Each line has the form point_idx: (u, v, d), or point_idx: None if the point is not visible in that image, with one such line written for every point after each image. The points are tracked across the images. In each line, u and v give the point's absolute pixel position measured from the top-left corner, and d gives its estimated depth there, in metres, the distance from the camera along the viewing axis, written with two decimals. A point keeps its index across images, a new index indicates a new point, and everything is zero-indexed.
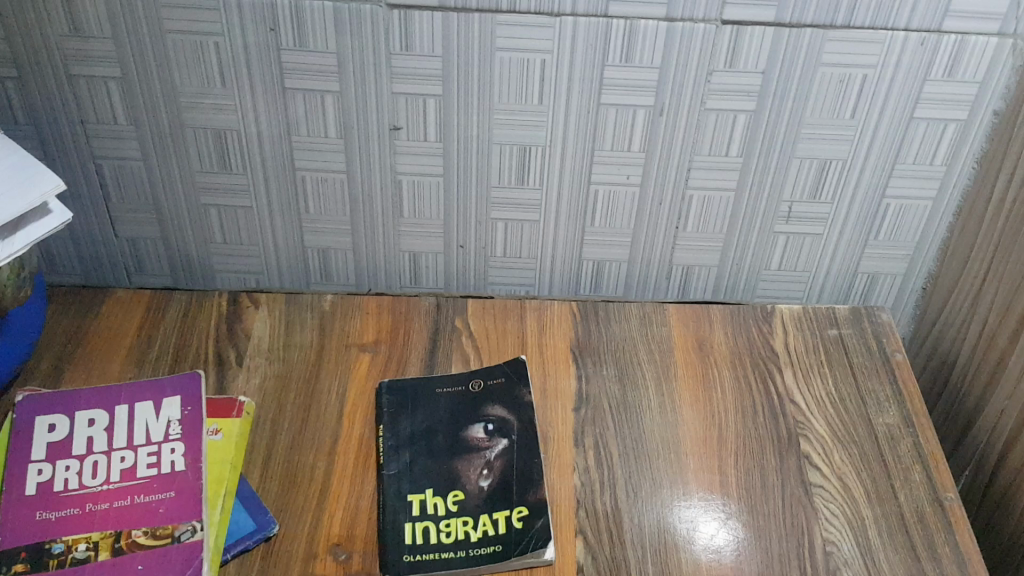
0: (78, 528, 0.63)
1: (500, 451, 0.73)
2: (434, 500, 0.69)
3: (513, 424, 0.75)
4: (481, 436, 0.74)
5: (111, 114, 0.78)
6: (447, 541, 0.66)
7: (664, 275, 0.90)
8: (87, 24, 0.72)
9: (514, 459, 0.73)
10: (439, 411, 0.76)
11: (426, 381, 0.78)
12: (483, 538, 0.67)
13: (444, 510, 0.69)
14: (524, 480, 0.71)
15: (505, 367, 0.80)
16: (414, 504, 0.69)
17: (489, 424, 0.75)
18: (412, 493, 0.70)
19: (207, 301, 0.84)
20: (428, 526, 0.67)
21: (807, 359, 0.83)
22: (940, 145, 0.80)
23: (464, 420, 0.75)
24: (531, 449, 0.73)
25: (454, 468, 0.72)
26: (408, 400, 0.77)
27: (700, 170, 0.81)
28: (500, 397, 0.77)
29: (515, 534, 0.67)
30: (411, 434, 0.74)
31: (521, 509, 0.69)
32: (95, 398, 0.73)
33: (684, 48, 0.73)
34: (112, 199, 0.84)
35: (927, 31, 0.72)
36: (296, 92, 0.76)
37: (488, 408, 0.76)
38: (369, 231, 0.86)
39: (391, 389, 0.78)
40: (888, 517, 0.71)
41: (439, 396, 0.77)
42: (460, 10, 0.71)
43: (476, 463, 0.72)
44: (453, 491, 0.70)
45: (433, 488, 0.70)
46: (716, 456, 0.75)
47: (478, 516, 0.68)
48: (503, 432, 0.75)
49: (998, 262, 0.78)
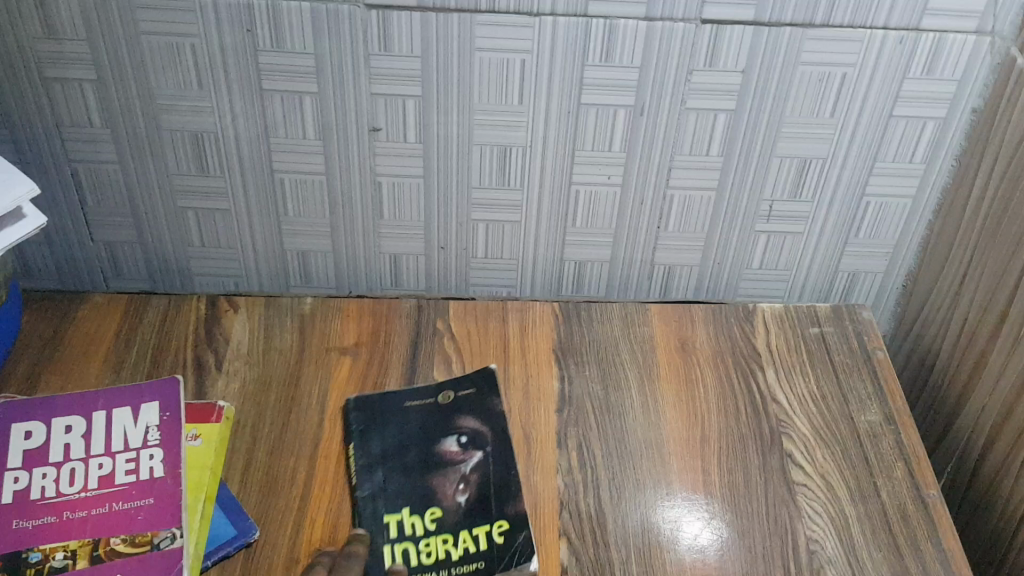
0: (55, 536, 0.62)
1: (475, 465, 0.72)
2: (410, 519, 0.68)
3: (487, 436, 0.74)
4: (455, 450, 0.73)
5: (86, 117, 0.77)
6: (429, 563, 0.66)
7: (646, 275, 0.90)
8: (61, 26, 0.71)
9: (491, 471, 0.72)
10: (411, 425, 0.75)
11: (397, 395, 0.77)
12: (465, 556, 0.66)
13: (423, 529, 0.68)
14: (502, 494, 0.70)
15: (475, 378, 0.79)
16: (392, 525, 0.68)
17: (462, 436, 0.74)
18: (388, 513, 0.69)
19: (185, 305, 0.83)
20: (408, 548, 0.66)
21: (789, 358, 0.83)
22: (920, 144, 0.80)
23: (436, 433, 0.74)
24: (506, 463, 0.72)
25: (427, 485, 0.71)
26: (379, 414, 0.75)
27: (680, 170, 0.81)
28: (472, 409, 0.76)
29: (496, 550, 0.66)
30: (385, 451, 0.73)
31: (500, 523, 0.68)
32: (72, 403, 0.71)
33: (664, 48, 0.73)
34: (88, 203, 0.83)
35: (906, 29, 0.72)
36: (274, 94, 0.75)
37: (460, 420, 0.75)
38: (349, 234, 0.86)
39: (360, 404, 0.76)
40: (871, 515, 0.71)
41: (410, 409, 0.76)
42: (439, 10, 0.70)
43: (452, 479, 0.71)
44: (430, 509, 0.69)
45: (409, 506, 0.69)
46: (699, 456, 0.75)
47: (458, 533, 0.67)
48: (478, 445, 0.74)
49: (976, 261, 0.79)
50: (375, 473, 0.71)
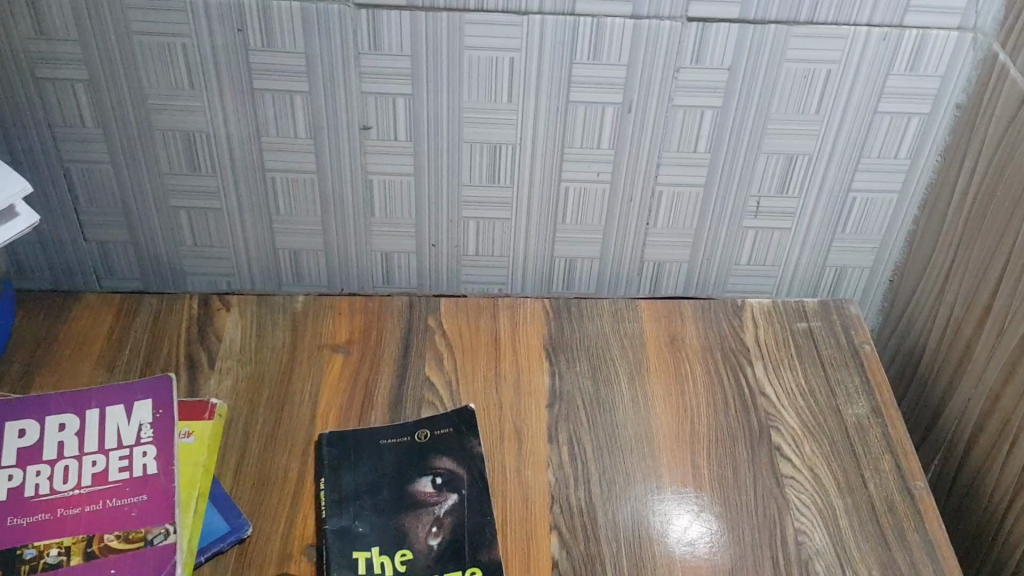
0: (49, 532, 0.63)
1: (450, 508, 0.69)
2: (380, 559, 0.65)
3: (462, 477, 0.71)
4: (429, 491, 0.70)
5: (79, 117, 0.77)
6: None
7: (636, 271, 0.91)
8: (53, 27, 0.72)
9: (465, 517, 0.69)
10: (384, 464, 0.72)
11: (372, 433, 0.74)
12: None
13: (391, 571, 0.65)
14: (477, 535, 0.67)
15: (457, 416, 0.76)
16: (360, 563, 0.65)
17: (438, 477, 0.71)
18: (357, 550, 0.66)
19: (178, 304, 0.84)
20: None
21: (777, 352, 0.84)
22: (905, 138, 0.81)
23: (411, 471, 0.71)
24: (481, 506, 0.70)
25: (397, 526, 0.68)
26: (352, 453, 0.72)
27: (668, 166, 0.82)
28: (449, 449, 0.73)
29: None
30: (354, 491, 0.70)
31: (473, 571, 0.65)
32: (65, 401, 0.72)
33: (650, 46, 0.73)
34: (80, 202, 0.83)
35: (889, 26, 0.73)
36: (265, 93, 0.76)
37: (436, 459, 0.72)
38: (340, 232, 0.86)
39: (333, 440, 0.73)
40: (859, 507, 0.72)
41: (384, 446, 0.73)
42: (428, 9, 0.71)
43: (424, 523, 0.68)
44: (401, 550, 0.66)
45: (380, 545, 0.66)
46: (689, 450, 0.76)
47: None
48: (455, 487, 0.70)
49: (961, 256, 0.79)
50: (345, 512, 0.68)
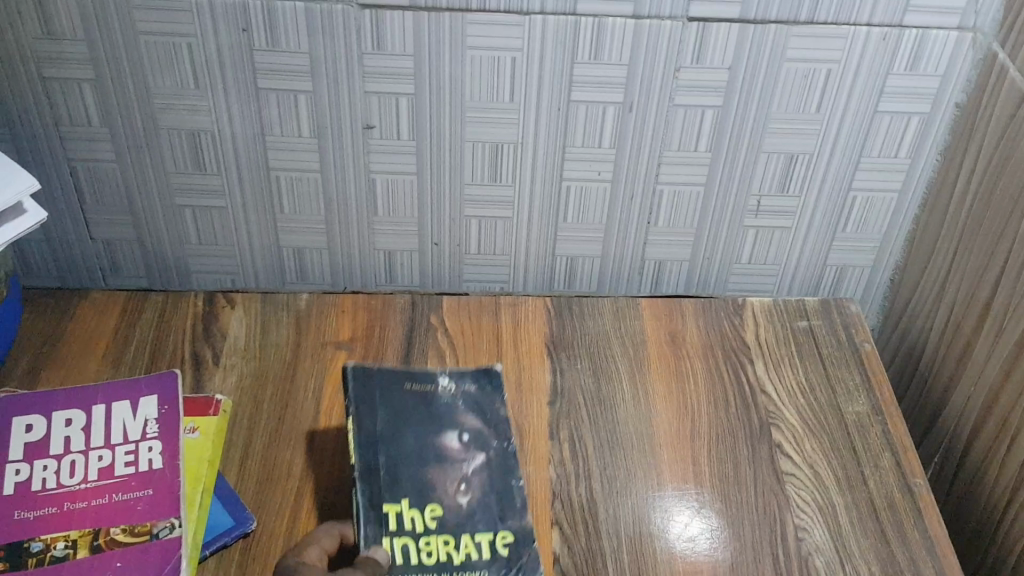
0: (56, 526, 0.64)
1: (476, 468, 0.69)
2: (410, 514, 0.65)
3: (489, 438, 0.71)
4: (456, 448, 0.69)
5: (85, 116, 0.78)
6: (429, 563, 0.63)
7: (637, 270, 0.91)
8: (60, 27, 0.72)
9: (490, 481, 0.69)
10: (408, 414, 0.70)
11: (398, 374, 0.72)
12: (468, 562, 0.63)
13: (422, 526, 0.65)
14: (501, 501, 0.68)
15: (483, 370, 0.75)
16: (390, 516, 0.64)
17: (464, 433, 0.71)
18: (387, 504, 0.65)
19: (183, 301, 0.84)
20: (408, 542, 0.63)
21: (777, 350, 0.84)
22: (905, 137, 0.81)
23: (436, 423, 0.70)
24: (508, 470, 0.70)
25: (425, 478, 0.67)
26: (374, 391, 0.71)
27: (669, 166, 0.82)
28: (475, 408, 0.73)
29: (501, 561, 0.64)
30: (377, 436, 0.68)
31: (504, 534, 0.66)
32: (72, 396, 0.72)
33: (651, 47, 0.74)
34: (86, 201, 0.84)
35: (889, 26, 0.74)
36: (270, 93, 0.77)
37: (463, 415, 0.72)
38: (344, 231, 0.87)
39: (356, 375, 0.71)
40: (858, 504, 0.73)
41: (409, 390, 0.72)
42: (431, 9, 0.72)
43: (454, 479, 0.68)
44: (430, 506, 0.66)
45: (409, 499, 0.66)
46: (689, 448, 0.76)
47: (460, 537, 0.65)
48: (482, 447, 0.70)
49: (961, 254, 0.80)
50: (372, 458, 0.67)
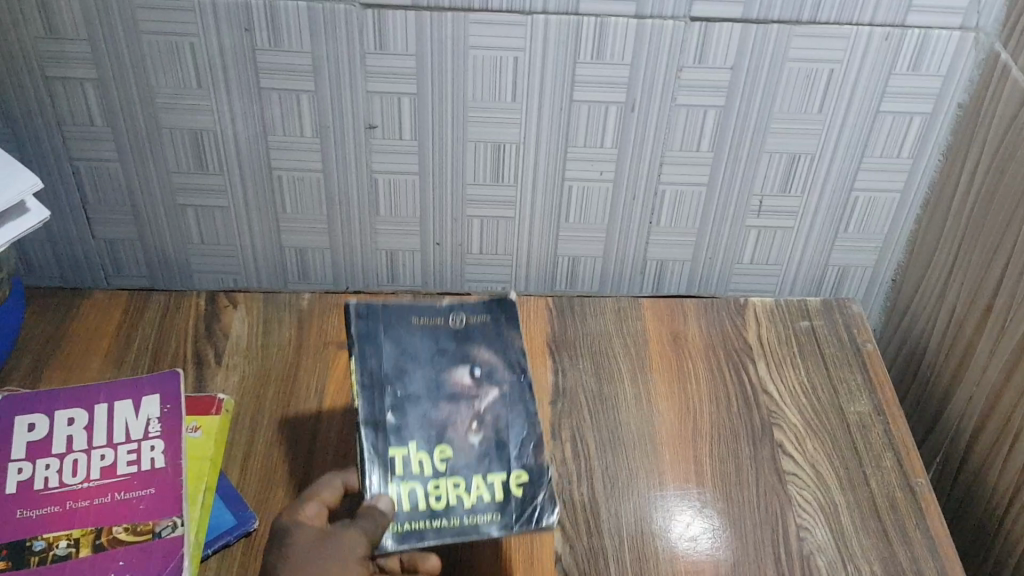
0: (58, 525, 0.64)
1: (490, 404, 0.64)
2: (417, 456, 0.61)
3: (503, 371, 0.66)
4: (467, 383, 0.64)
5: (87, 116, 0.78)
6: (438, 508, 0.60)
7: (639, 270, 0.91)
8: (62, 26, 0.72)
9: (508, 417, 0.64)
10: (414, 349, 0.65)
11: (396, 313, 0.66)
12: (480, 506, 0.61)
13: (431, 469, 0.61)
14: (518, 437, 0.64)
15: (493, 304, 0.68)
16: (396, 461, 0.61)
17: (477, 368, 0.65)
18: (392, 447, 0.61)
19: (185, 301, 0.84)
20: (414, 487, 0.61)
21: (779, 350, 0.84)
22: (907, 137, 0.81)
23: (446, 357, 0.65)
24: (526, 405, 0.65)
25: (433, 416, 0.63)
26: (374, 327, 0.65)
27: (671, 165, 0.82)
28: (489, 341, 0.67)
29: (514, 503, 0.61)
30: (382, 373, 0.63)
31: (520, 474, 0.62)
32: (74, 395, 0.72)
33: (654, 46, 0.74)
34: (89, 200, 0.84)
35: (891, 26, 0.74)
36: (272, 93, 0.77)
37: (475, 349, 0.66)
38: (346, 230, 0.87)
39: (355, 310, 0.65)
40: (860, 504, 0.73)
41: (412, 328, 0.66)
42: (434, 9, 0.72)
43: (465, 417, 0.63)
44: (440, 446, 0.62)
45: (417, 442, 0.62)
46: (692, 448, 0.76)
47: (472, 478, 0.61)
48: (497, 382, 0.65)
49: (963, 254, 0.80)
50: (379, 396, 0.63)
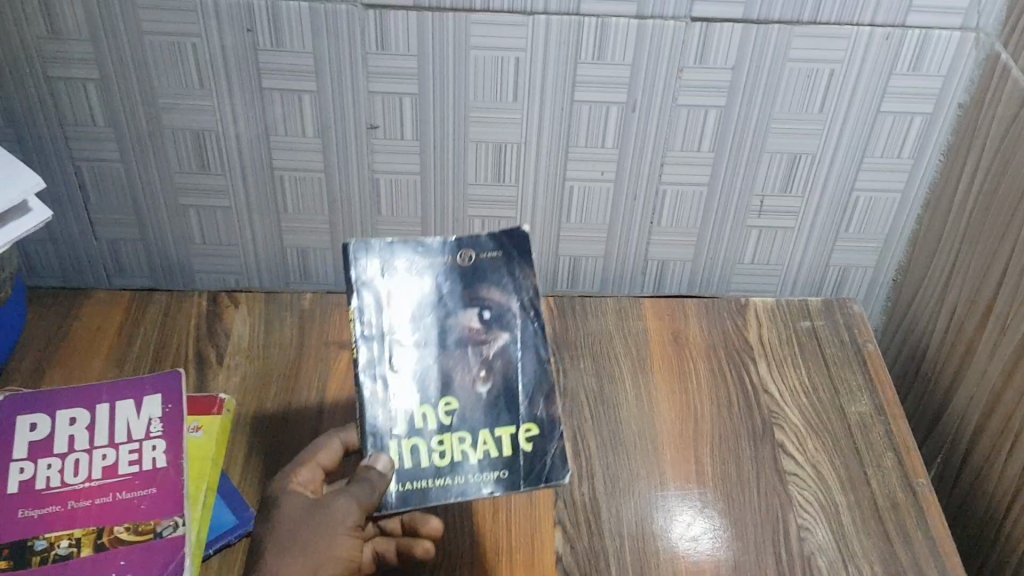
0: (60, 525, 0.64)
1: (499, 350, 0.64)
2: (420, 410, 0.63)
3: (514, 312, 0.65)
4: (476, 328, 0.64)
5: (90, 116, 0.78)
6: (442, 465, 0.62)
7: (640, 270, 0.91)
8: (65, 27, 0.73)
9: (518, 363, 0.65)
10: (420, 293, 0.64)
11: (401, 253, 0.65)
12: (486, 462, 0.62)
13: (434, 423, 0.63)
14: (526, 387, 0.64)
15: (502, 238, 0.66)
16: (398, 415, 0.63)
17: (485, 311, 0.65)
18: (393, 400, 0.63)
19: (187, 301, 0.85)
20: (417, 443, 0.62)
21: (780, 350, 0.84)
22: (907, 138, 0.81)
23: (454, 301, 0.64)
24: (537, 349, 0.65)
25: (438, 366, 0.64)
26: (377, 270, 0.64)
27: (673, 166, 0.82)
28: (499, 279, 0.65)
29: (520, 458, 0.63)
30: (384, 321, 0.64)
31: (529, 427, 0.63)
32: (76, 394, 0.72)
33: (655, 46, 0.74)
34: (91, 200, 0.84)
35: (891, 26, 0.74)
36: (274, 93, 0.77)
37: (485, 288, 0.65)
38: (347, 231, 0.87)
39: (359, 252, 0.64)
40: (861, 504, 0.73)
41: (417, 269, 0.65)
42: (435, 9, 0.72)
43: (472, 366, 0.64)
44: (446, 398, 0.63)
45: (419, 394, 0.63)
46: (693, 448, 0.76)
47: (478, 433, 0.63)
48: (507, 326, 0.65)
49: (964, 254, 0.80)
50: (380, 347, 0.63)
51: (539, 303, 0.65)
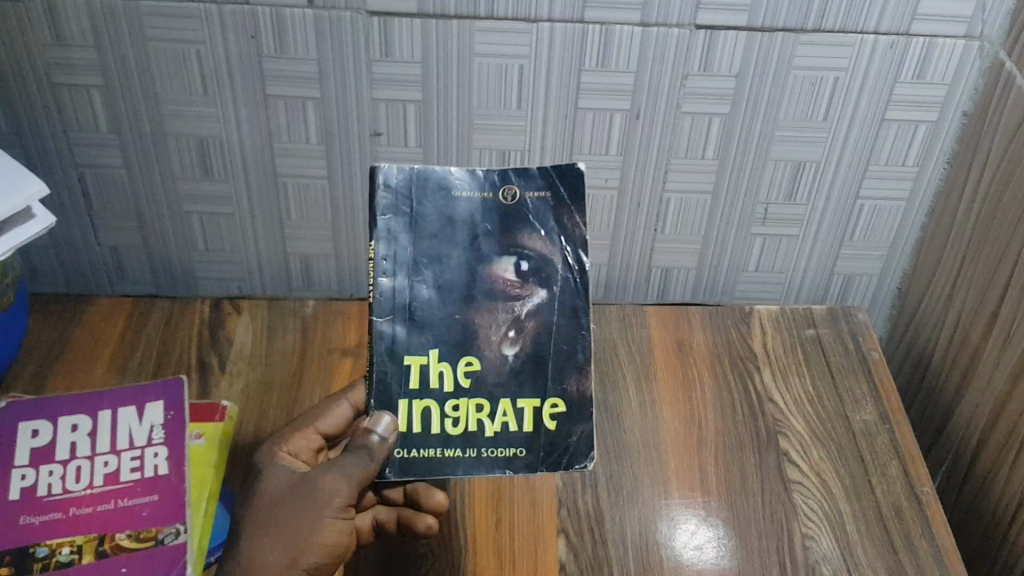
0: (61, 532, 0.64)
1: (531, 309, 0.67)
2: (438, 368, 0.65)
3: (554, 265, 0.67)
4: (511, 280, 0.67)
5: (94, 122, 0.78)
6: (455, 433, 0.65)
7: (645, 277, 0.91)
8: (70, 33, 0.73)
9: (548, 323, 0.67)
10: (456, 232, 0.66)
11: (436, 188, 0.67)
12: (501, 436, 0.65)
13: (451, 385, 0.65)
14: (555, 349, 0.67)
15: (553, 177, 0.67)
16: (414, 370, 0.65)
17: (524, 260, 0.67)
18: (410, 356, 0.65)
19: (190, 308, 0.84)
20: (430, 407, 0.65)
21: (784, 358, 0.84)
22: (912, 146, 0.81)
23: (492, 246, 0.66)
24: (573, 305, 0.68)
25: (464, 317, 0.66)
26: (413, 202, 0.66)
27: (677, 172, 0.82)
28: (539, 228, 0.67)
29: (539, 437, 0.65)
30: (413, 259, 0.66)
31: (554, 402, 0.66)
32: (78, 401, 0.72)
33: (660, 53, 0.74)
34: (94, 207, 0.84)
35: (896, 34, 0.74)
36: (278, 99, 0.77)
37: (525, 237, 0.67)
38: (351, 238, 0.87)
39: (395, 178, 0.66)
40: (867, 513, 0.73)
41: (455, 203, 0.67)
42: (440, 17, 0.72)
43: (501, 321, 0.66)
44: (467, 356, 0.66)
45: (439, 350, 0.66)
46: (697, 457, 0.76)
47: (497, 403, 0.65)
48: (544, 280, 0.67)
49: (968, 263, 0.79)
50: (405, 290, 0.66)
51: (583, 259, 0.67)
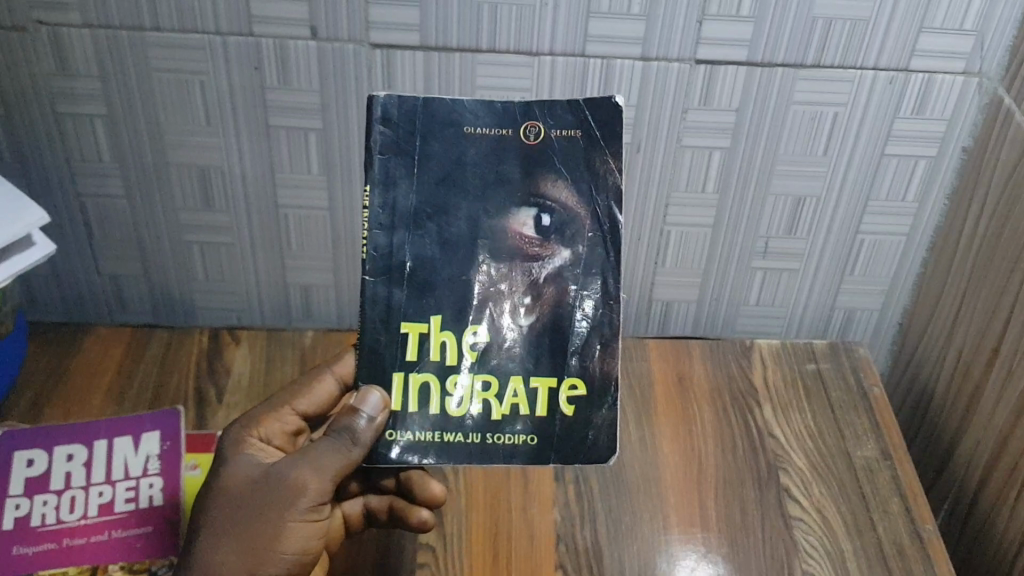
0: (54, 563, 0.65)
1: (552, 273, 0.63)
2: (439, 339, 0.63)
3: (579, 220, 0.63)
4: (530, 237, 0.62)
5: (96, 151, 0.78)
6: (456, 415, 0.62)
7: (646, 310, 0.91)
8: (75, 62, 0.73)
9: (571, 286, 0.63)
10: (465, 175, 0.62)
11: (444, 124, 0.62)
12: (509, 421, 0.62)
13: (454, 358, 0.63)
14: (580, 314, 0.63)
15: (584, 114, 0.62)
16: (412, 341, 0.62)
17: (546, 213, 0.62)
18: (408, 324, 0.62)
19: (189, 339, 0.84)
20: (429, 383, 0.62)
21: (785, 394, 0.83)
22: (912, 182, 0.81)
23: (507, 197, 0.62)
24: (604, 271, 0.63)
25: (471, 277, 0.63)
26: (416, 138, 0.62)
27: (677, 207, 0.82)
28: (566, 174, 0.62)
29: (552, 424, 0.63)
30: (416, 208, 0.62)
31: (573, 384, 0.63)
32: (74, 431, 0.73)
33: (661, 85, 0.74)
34: (95, 236, 0.84)
35: (896, 70, 0.74)
36: (279, 130, 0.77)
37: (549, 186, 0.62)
38: (350, 267, 0.87)
39: (395, 111, 0.62)
40: (868, 550, 0.72)
41: (465, 141, 0.62)
42: (441, 50, 0.72)
43: (517, 283, 0.63)
44: (471, 326, 0.63)
45: (440, 317, 0.63)
46: (697, 492, 0.75)
47: (507, 381, 0.63)
48: (567, 238, 0.63)
49: (969, 300, 0.79)
50: (406, 245, 0.62)
51: (615, 212, 0.62)
